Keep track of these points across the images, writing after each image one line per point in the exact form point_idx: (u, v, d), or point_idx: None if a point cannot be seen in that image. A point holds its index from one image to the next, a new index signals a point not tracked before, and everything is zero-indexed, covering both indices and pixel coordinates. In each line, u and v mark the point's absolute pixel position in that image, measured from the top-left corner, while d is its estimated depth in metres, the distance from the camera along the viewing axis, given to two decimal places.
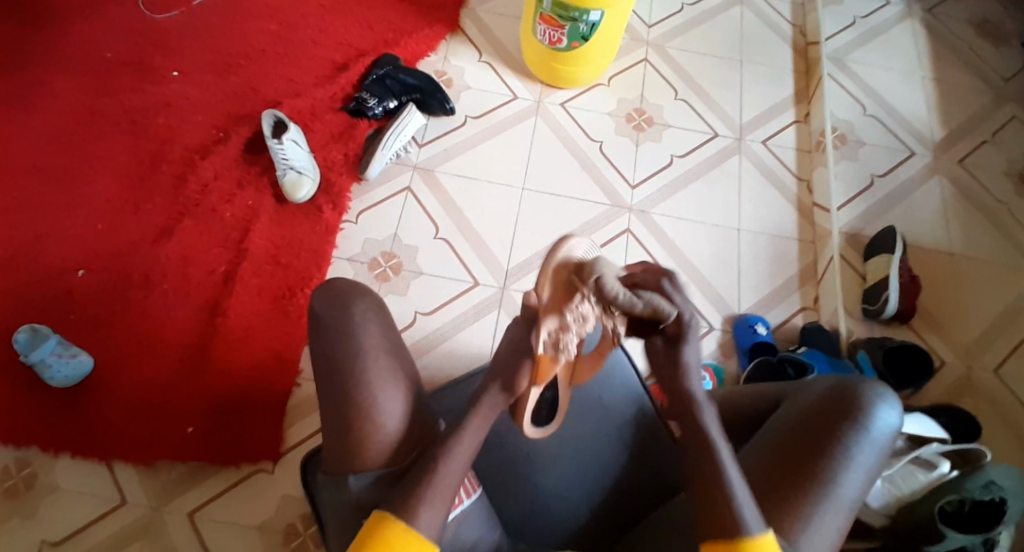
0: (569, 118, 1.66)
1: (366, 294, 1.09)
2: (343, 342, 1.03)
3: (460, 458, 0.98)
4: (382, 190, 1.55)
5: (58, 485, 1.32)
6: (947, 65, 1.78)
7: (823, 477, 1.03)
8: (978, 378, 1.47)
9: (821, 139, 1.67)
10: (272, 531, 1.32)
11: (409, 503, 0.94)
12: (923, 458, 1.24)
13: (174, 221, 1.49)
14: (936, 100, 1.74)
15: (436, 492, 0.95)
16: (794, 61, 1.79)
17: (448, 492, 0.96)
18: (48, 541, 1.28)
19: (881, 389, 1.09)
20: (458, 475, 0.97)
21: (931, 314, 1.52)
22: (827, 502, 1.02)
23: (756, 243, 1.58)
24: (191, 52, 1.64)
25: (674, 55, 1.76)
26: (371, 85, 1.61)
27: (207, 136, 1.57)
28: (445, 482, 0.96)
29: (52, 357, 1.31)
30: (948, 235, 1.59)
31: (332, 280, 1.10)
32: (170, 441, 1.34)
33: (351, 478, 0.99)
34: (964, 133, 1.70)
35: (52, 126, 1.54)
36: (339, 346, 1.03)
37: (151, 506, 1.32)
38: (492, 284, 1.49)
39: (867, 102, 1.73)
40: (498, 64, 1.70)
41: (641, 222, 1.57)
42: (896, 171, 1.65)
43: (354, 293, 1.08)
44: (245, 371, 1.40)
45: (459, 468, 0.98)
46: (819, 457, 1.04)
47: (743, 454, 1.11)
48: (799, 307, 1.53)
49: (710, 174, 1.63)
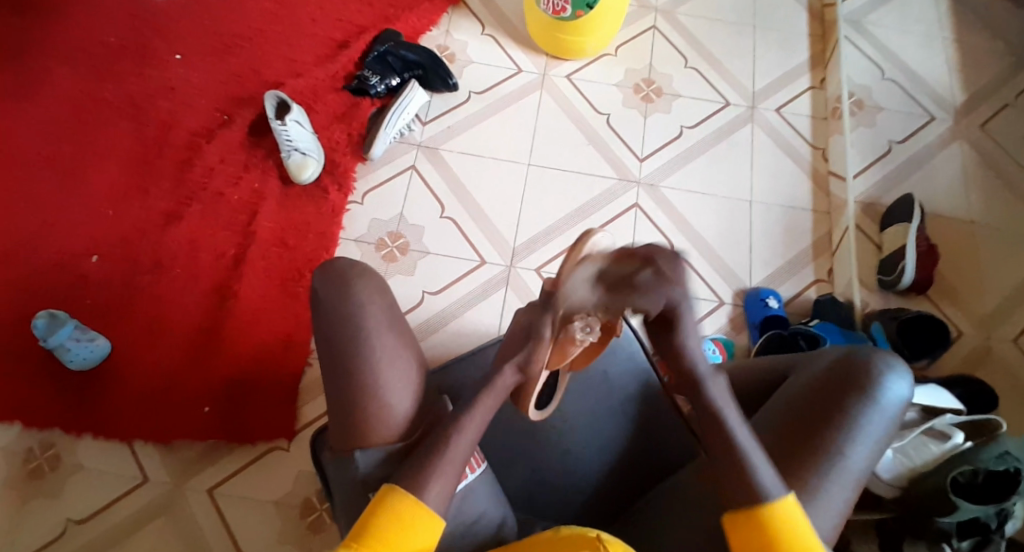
0: (575, 91, 1.63)
1: (366, 272, 1.07)
2: (343, 323, 1.02)
3: (468, 436, 0.97)
4: (387, 169, 1.55)
5: (83, 464, 1.35)
6: (969, 24, 1.71)
7: (828, 451, 1.01)
8: (997, 349, 1.43)
9: (836, 106, 1.62)
10: (289, 507, 1.34)
11: (416, 477, 0.93)
12: (936, 429, 1.21)
13: (181, 205, 1.51)
14: (957, 62, 1.67)
15: (444, 468, 0.94)
16: (808, 25, 1.73)
17: (456, 467, 0.95)
18: (72, 520, 1.32)
19: (892, 360, 1.05)
20: (466, 452, 0.96)
21: (949, 284, 1.48)
22: (832, 476, 1.00)
23: (769, 215, 1.55)
24: (194, 35, 1.64)
25: (684, 22, 1.72)
26: (373, 62, 1.59)
27: (212, 120, 1.57)
28: (454, 459, 0.95)
29: (70, 341, 1.34)
30: (968, 202, 1.54)
31: (331, 258, 1.08)
32: (186, 422, 1.37)
33: (358, 454, 0.99)
34: (986, 96, 1.64)
35: (61, 114, 1.56)
36: (339, 326, 1.01)
37: (173, 483, 1.35)
38: (498, 262, 1.48)
39: (884, 65, 1.67)
40: (501, 38, 1.68)
41: (649, 196, 1.55)
42: (914, 137, 1.60)
43: (354, 271, 1.05)
44: (256, 353, 1.42)
45: (466, 445, 0.97)
46: (824, 431, 1.02)
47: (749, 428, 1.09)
48: (812, 280, 1.50)
49: (721, 144, 1.60)
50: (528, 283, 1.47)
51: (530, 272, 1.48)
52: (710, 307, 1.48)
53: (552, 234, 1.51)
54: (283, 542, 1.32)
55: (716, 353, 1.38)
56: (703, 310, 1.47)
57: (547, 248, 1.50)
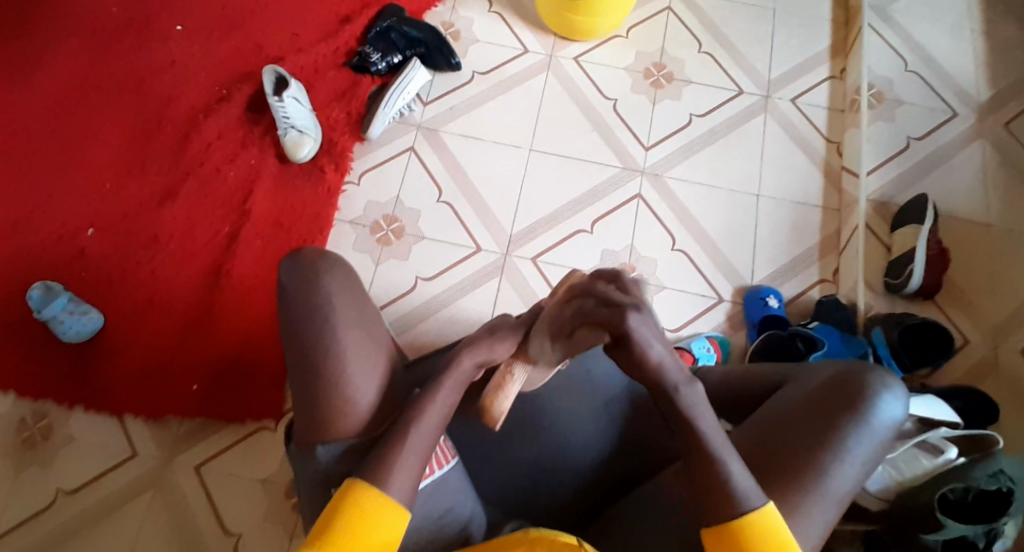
0: (582, 74, 1.58)
1: (335, 263, 1.09)
2: (311, 318, 1.04)
3: (431, 423, 0.99)
4: (386, 150, 1.53)
5: (74, 437, 1.38)
6: (1001, 14, 1.62)
7: (815, 471, 0.98)
8: (1004, 360, 1.38)
9: (855, 98, 1.55)
10: (273, 487, 1.36)
11: (380, 470, 0.94)
12: (930, 442, 1.17)
13: (178, 181, 1.50)
14: (986, 55, 1.59)
15: (405, 460, 0.96)
16: (831, 10, 1.65)
17: (419, 459, 0.97)
18: (62, 490, 1.35)
19: (889, 380, 1.03)
20: (430, 438, 0.98)
21: (960, 290, 1.43)
22: (818, 498, 0.97)
23: (776, 210, 1.50)
24: (196, 7, 1.62)
25: (700, 3, 1.65)
26: (375, 39, 1.56)
27: (211, 94, 1.56)
28: (416, 448, 0.97)
29: (63, 314, 1.35)
30: (987, 205, 1.48)
31: (302, 249, 1.10)
32: (175, 398, 1.38)
33: (320, 449, 1.02)
34: (1014, 94, 1.56)
35: (63, 85, 1.55)
36: (309, 316, 1.04)
37: (159, 459, 1.37)
38: (494, 250, 1.46)
39: (909, 56, 1.60)
40: (509, 16, 1.62)
41: (653, 186, 1.51)
42: (934, 135, 1.53)
43: (323, 264, 1.08)
44: (247, 332, 1.42)
45: (428, 433, 0.98)
46: (812, 449, 0.99)
47: (734, 436, 1.07)
48: (816, 280, 1.46)
49: (731, 136, 1.54)
50: (524, 273, 1.45)
51: (526, 262, 1.45)
52: (707, 306, 1.44)
53: (549, 224, 1.48)
54: (267, 518, 1.34)
55: (711, 352, 1.37)
56: (700, 309, 1.44)
57: (545, 237, 1.47)
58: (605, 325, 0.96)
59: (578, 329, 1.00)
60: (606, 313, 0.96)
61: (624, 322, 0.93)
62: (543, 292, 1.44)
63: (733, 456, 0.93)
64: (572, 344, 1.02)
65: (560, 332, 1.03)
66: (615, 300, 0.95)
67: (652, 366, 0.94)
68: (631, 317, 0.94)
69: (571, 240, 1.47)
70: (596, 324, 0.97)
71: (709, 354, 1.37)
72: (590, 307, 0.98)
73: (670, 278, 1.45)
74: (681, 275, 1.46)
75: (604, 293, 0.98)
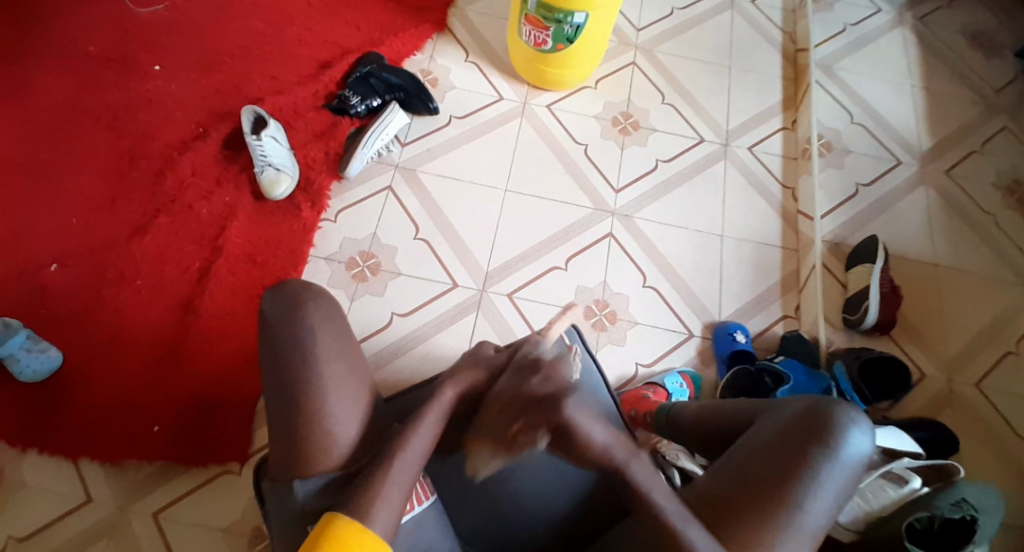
0: (556, 121, 1.65)
1: (318, 294, 1.08)
2: (292, 350, 1.03)
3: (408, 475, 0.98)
4: (364, 189, 1.55)
5: (26, 482, 1.31)
6: (936, 74, 1.78)
7: (789, 507, 1.00)
8: (959, 392, 1.45)
9: (807, 147, 1.66)
10: (238, 533, 1.31)
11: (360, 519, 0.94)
12: (895, 472, 1.23)
13: (149, 218, 1.48)
14: (925, 110, 1.74)
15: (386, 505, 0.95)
16: (783, 68, 1.78)
17: (398, 504, 0.96)
18: (14, 537, 1.27)
19: (855, 414, 1.05)
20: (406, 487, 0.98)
21: (913, 326, 1.51)
22: (790, 531, 0.99)
23: (740, 250, 1.57)
24: (176, 47, 1.64)
25: (662, 59, 1.75)
26: (356, 84, 1.60)
27: (188, 132, 1.56)
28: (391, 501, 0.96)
29: (21, 352, 1.30)
30: (932, 246, 1.58)
31: (285, 279, 1.09)
32: (137, 441, 1.33)
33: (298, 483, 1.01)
34: (951, 144, 1.69)
35: (31, 119, 1.54)
36: (289, 347, 1.02)
37: (118, 506, 1.30)
38: (471, 285, 1.48)
39: (855, 111, 1.73)
40: (484, 66, 1.70)
41: (624, 227, 1.56)
42: (881, 180, 1.65)
43: (305, 294, 1.06)
44: (216, 370, 1.39)
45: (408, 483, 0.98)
46: (784, 486, 1.00)
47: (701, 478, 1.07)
48: (779, 316, 1.53)
49: (696, 180, 1.62)
50: (500, 308, 1.47)
51: (502, 297, 1.48)
52: (678, 340, 1.48)
53: (524, 262, 1.51)
54: None
55: (683, 387, 1.40)
56: (673, 342, 1.48)
57: (519, 275, 1.50)
58: (546, 423, 0.96)
59: (517, 433, 0.96)
60: (543, 414, 0.96)
61: (560, 414, 0.96)
62: (518, 326, 1.46)
63: (690, 524, 0.98)
64: (511, 451, 0.97)
65: (498, 441, 0.98)
66: (546, 398, 0.96)
67: (597, 449, 0.99)
68: (572, 412, 0.96)
69: (547, 276, 1.50)
70: (532, 427, 0.96)
71: (682, 389, 1.40)
72: (524, 406, 0.97)
73: (643, 313, 1.49)
74: (651, 310, 1.50)
75: (537, 390, 0.97)
